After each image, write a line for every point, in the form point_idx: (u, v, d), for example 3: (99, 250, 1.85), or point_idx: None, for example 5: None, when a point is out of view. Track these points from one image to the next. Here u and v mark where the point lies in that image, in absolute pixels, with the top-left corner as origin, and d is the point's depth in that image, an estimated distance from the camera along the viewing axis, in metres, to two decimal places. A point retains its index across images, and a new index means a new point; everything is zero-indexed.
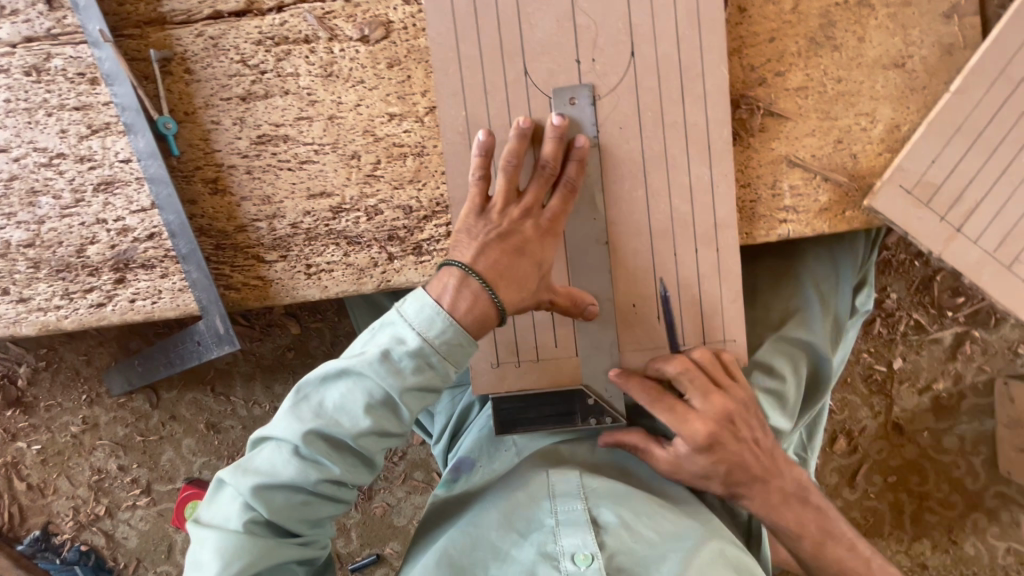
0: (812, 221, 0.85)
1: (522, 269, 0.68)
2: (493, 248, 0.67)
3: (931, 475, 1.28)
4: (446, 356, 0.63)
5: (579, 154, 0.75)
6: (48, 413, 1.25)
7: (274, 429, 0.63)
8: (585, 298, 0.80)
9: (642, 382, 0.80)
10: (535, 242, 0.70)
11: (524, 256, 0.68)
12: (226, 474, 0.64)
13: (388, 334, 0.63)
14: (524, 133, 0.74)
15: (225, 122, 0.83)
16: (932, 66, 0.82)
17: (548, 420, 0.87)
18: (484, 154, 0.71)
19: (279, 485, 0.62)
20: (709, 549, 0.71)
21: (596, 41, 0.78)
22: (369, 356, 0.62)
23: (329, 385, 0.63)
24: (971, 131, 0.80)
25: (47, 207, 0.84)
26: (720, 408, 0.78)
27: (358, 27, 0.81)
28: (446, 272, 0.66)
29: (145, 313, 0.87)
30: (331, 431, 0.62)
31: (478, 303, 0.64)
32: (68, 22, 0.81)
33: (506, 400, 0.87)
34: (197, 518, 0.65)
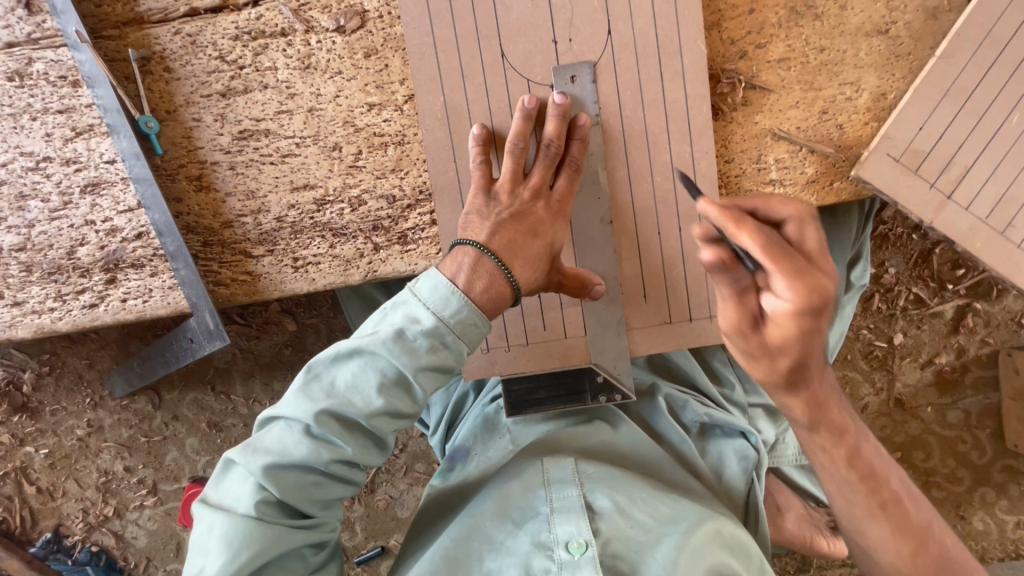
0: (800, 194, 0.84)
1: (505, 249, 0.68)
2: (506, 227, 0.69)
3: (937, 450, 1.27)
4: (460, 336, 0.63)
5: (582, 132, 0.76)
6: (54, 417, 1.27)
7: (284, 408, 0.63)
8: (592, 278, 0.79)
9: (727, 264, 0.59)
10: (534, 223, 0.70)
11: (537, 237, 0.71)
12: (236, 454, 0.63)
13: (401, 313, 0.63)
14: (529, 113, 0.75)
15: (206, 119, 0.83)
16: (916, 31, 0.81)
17: (558, 398, 0.87)
18: (480, 145, 0.76)
19: (290, 464, 0.62)
20: (705, 531, 0.71)
21: (572, 20, 0.78)
22: (382, 335, 0.62)
23: (340, 365, 0.63)
24: (958, 96, 0.79)
25: (36, 211, 0.85)
26: None
27: (333, 18, 0.81)
28: (461, 251, 0.67)
29: (137, 312, 0.87)
30: (343, 410, 0.61)
31: (494, 282, 0.65)
32: (47, 26, 0.82)
33: (514, 381, 0.86)
34: (205, 499, 0.65)
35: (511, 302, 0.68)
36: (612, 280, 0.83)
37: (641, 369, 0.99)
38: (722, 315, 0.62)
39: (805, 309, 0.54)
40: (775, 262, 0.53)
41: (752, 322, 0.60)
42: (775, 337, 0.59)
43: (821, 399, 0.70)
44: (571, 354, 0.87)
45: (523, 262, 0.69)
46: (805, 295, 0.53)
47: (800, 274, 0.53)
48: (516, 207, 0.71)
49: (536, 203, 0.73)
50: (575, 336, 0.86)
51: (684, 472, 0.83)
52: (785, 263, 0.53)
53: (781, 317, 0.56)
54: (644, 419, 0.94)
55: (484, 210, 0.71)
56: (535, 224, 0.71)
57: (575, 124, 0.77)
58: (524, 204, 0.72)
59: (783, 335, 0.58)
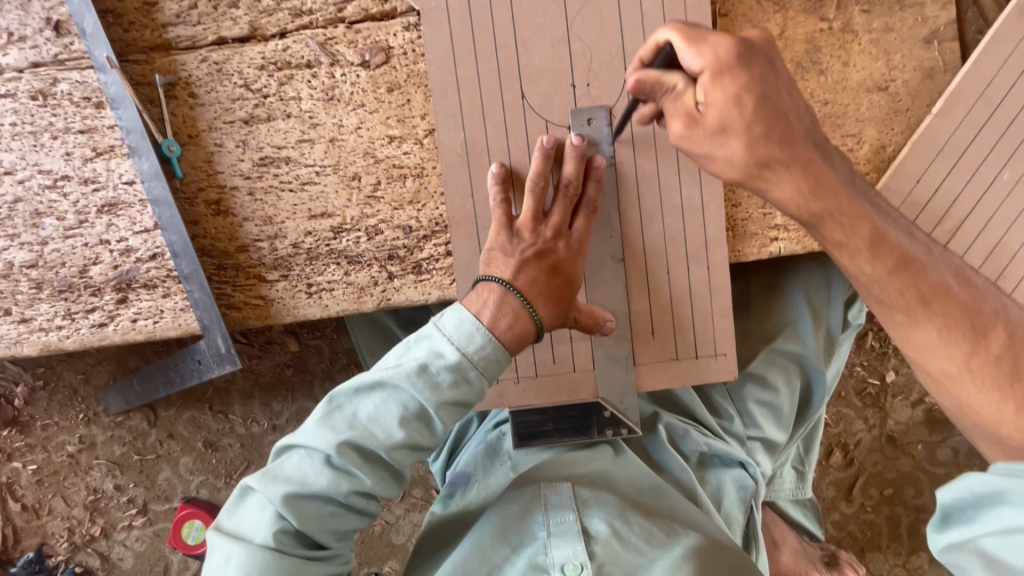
0: (803, 239, 0.87)
1: (527, 287, 0.70)
2: (530, 266, 0.71)
3: (926, 487, 1.30)
4: (482, 372, 0.64)
5: (598, 173, 0.79)
6: (45, 432, 1.25)
7: (305, 436, 0.63)
8: (604, 315, 0.81)
9: (671, 106, 0.66)
10: (564, 262, 0.74)
11: (559, 276, 0.73)
12: (254, 481, 0.63)
13: (425, 347, 0.64)
14: (548, 152, 0.77)
15: (228, 144, 0.85)
16: (914, 89, 0.85)
17: (565, 431, 0.89)
18: (498, 184, 0.79)
19: (310, 494, 0.62)
20: (700, 555, 0.73)
21: (589, 66, 0.81)
22: (406, 367, 0.63)
23: (362, 397, 0.63)
24: (953, 152, 0.83)
25: (51, 229, 0.85)
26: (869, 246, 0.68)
27: (359, 53, 0.83)
28: (486, 288, 0.70)
29: (147, 333, 0.87)
30: (364, 442, 0.62)
31: (518, 320, 0.68)
32: (74, 48, 0.83)
33: (523, 413, 0.88)
34: (220, 527, 0.65)
35: (534, 339, 0.69)
36: (623, 316, 0.85)
37: (645, 401, 0.99)
38: (673, 131, 0.67)
39: (721, 65, 0.61)
40: (683, 36, 0.61)
41: (692, 125, 0.65)
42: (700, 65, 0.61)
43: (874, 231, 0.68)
44: (581, 388, 0.88)
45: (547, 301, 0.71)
46: (716, 54, 0.61)
47: (700, 43, 0.61)
48: (537, 244, 0.73)
49: (553, 240, 0.75)
50: (582, 370, 0.88)
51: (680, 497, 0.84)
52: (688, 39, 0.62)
53: (704, 84, 0.62)
54: (644, 448, 0.95)
55: (508, 247, 0.73)
56: (553, 262, 0.73)
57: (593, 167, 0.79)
58: (543, 241, 0.74)
59: (725, 113, 0.64)
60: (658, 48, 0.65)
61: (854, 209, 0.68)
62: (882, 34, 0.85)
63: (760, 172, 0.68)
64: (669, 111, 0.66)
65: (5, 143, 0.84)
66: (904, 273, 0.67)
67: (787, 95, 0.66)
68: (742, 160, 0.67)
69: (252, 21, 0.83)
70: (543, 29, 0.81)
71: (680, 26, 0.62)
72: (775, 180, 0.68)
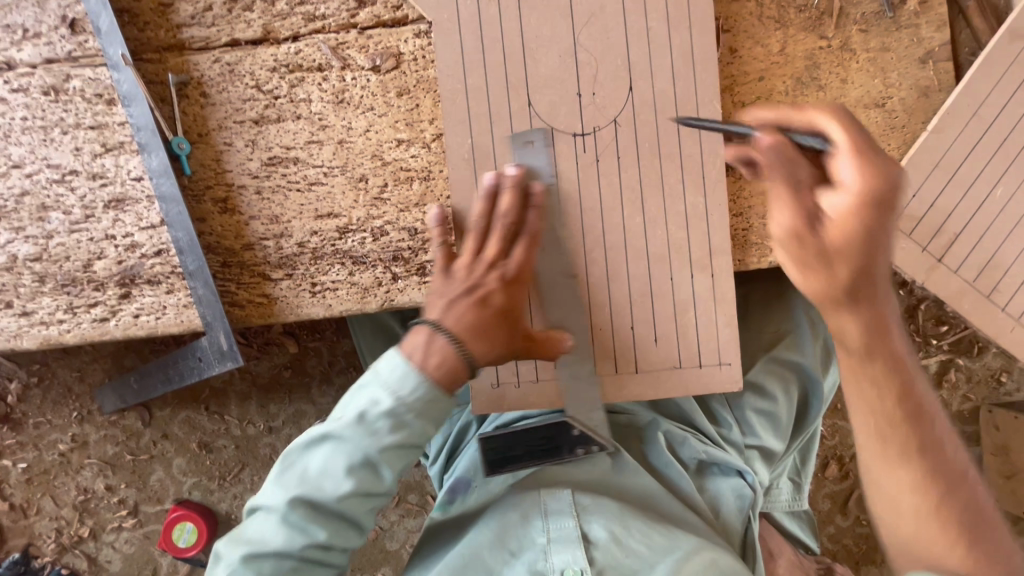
0: None
1: (459, 331, 0.68)
2: (460, 304, 0.69)
3: None
4: (452, 382, 0.68)
5: (537, 200, 0.74)
6: (37, 430, 1.23)
7: (308, 447, 0.68)
8: (561, 337, 0.79)
9: (781, 198, 0.59)
10: (501, 293, 0.71)
11: (494, 312, 0.70)
12: (261, 494, 0.67)
13: (368, 396, 0.67)
14: (492, 188, 0.74)
15: (237, 144, 0.86)
16: (910, 106, 0.87)
17: (534, 455, 0.87)
18: (442, 223, 0.72)
19: (313, 498, 0.65)
20: (698, 560, 0.74)
21: (595, 76, 0.83)
22: (346, 420, 0.66)
23: (349, 411, 0.67)
24: (948, 168, 0.85)
25: (57, 222, 0.86)
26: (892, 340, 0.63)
27: (370, 57, 0.85)
28: (417, 329, 0.69)
29: (149, 328, 0.87)
30: (358, 446, 0.65)
31: (446, 358, 0.67)
32: (88, 45, 0.84)
33: (494, 438, 0.87)
34: (233, 536, 0.68)
35: (465, 376, 0.68)
36: (625, 322, 0.86)
37: (644, 408, 0.99)
38: (773, 199, 0.60)
39: (849, 232, 0.57)
40: (851, 144, 0.57)
41: (794, 236, 0.59)
42: (842, 196, 0.57)
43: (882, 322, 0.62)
44: (581, 395, 0.87)
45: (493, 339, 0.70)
46: (867, 178, 0.56)
47: (868, 162, 0.56)
48: (471, 284, 0.70)
49: (488, 277, 0.71)
50: (584, 376, 0.86)
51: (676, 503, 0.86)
52: (858, 137, 0.58)
53: (835, 208, 0.57)
54: (643, 455, 0.96)
55: (441, 292, 0.70)
56: (486, 300, 0.70)
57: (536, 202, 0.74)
58: (479, 278, 0.71)
59: (843, 240, 0.57)
60: (792, 130, 0.63)
61: (885, 307, 0.61)
62: (879, 53, 0.87)
63: (820, 258, 0.58)
64: (770, 186, 0.60)
65: (15, 136, 0.85)
66: (907, 403, 0.64)
67: (868, 219, 0.57)
68: (796, 255, 0.59)
69: (265, 24, 0.85)
70: (551, 39, 0.83)
71: (847, 120, 0.59)
72: (822, 256, 0.58)
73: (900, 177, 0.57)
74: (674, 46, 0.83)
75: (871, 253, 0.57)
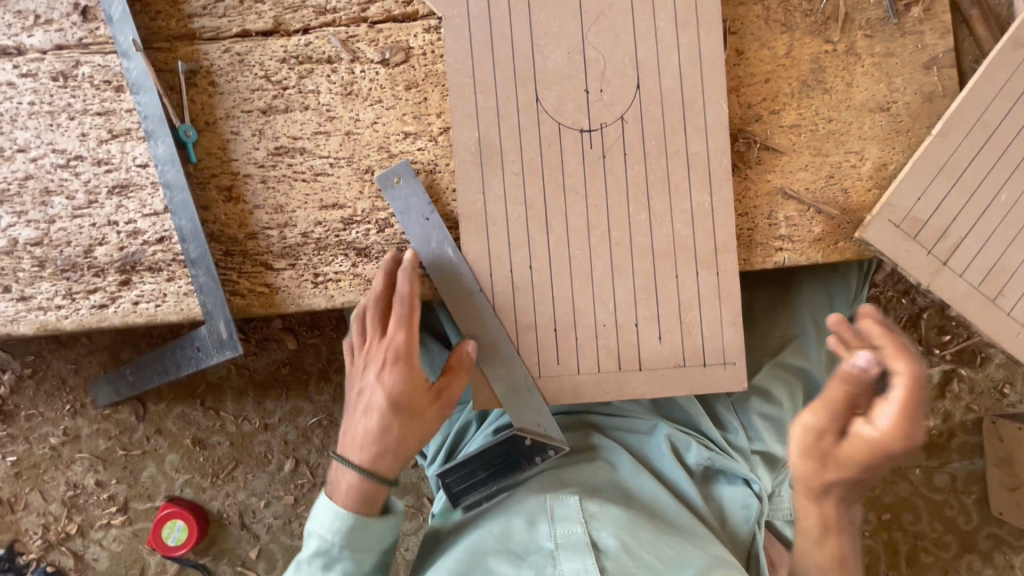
0: (807, 251, 0.88)
1: (366, 452, 0.82)
2: (365, 417, 0.84)
3: (924, 513, 1.29)
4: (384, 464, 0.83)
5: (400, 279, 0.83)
6: (28, 423, 1.21)
7: None
8: (462, 355, 0.84)
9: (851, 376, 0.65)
10: (405, 386, 0.83)
11: (399, 412, 0.82)
12: None
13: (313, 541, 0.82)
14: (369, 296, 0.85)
15: (244, 133, 0.86)
16: (914, 111, 0.88)
17: (499, 473, 0.86)
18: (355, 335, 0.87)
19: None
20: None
21: (603, 74, 0.83)
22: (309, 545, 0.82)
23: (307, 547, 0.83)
24: (953, 172, 0.85)
25: (59, 207, 0.85)
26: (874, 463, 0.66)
27: (379, 51, 0.86)
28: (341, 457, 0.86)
29: (148, 316, 0.86)
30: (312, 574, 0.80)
31: (354, 483, 0.82)
32: (99, 33, 0.85)
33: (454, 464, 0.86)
34: None
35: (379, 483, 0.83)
36: (630, 320, 0.85)
37: (645, 411, 0.97)
38: (812, 412, 0.68)
39: (882, 441, 0.63)
40: (913, 385, 0.61)
41: (824, 409, 0.67)
42: (872, 431, 0.64)
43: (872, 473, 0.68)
44: (583, 392, 0.85)
45: (403, 439, 0.83)
46: (900, 434, 0.62)
47: (913, 427, 0.62)
48: (372, 397, 0.84)
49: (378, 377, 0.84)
50: (588, 374, 0.85)
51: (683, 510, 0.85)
52: (914, 394, 0.62)
53: (880, 421, 0.64)
54: (645, 457, 0.94)
55: (356, 400, 0.86)
56: (384, 405, 0.83)
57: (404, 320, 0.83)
58: (399, 375, 0.83)
59: (850, 456, 0.66)
60: (876, 355, 0.65)
61: (894, 450, 0.64)
62: (883, 59, 0.88)
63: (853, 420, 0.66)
64: (834, 389, 0.66)
65: (21, 121, 0.85)
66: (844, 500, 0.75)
67: (861, 453, 0.66)
68: (836, 447, 0.68)
69: (277, 16, 0.86)
70: (559, 37, 0.83)
71: (923, 385, 0.62)
72: (841, 453, 0.67)
73: (920, 443, 0.63)
74: (681, 46, 0.84)
75: (871, 469, 0.67)
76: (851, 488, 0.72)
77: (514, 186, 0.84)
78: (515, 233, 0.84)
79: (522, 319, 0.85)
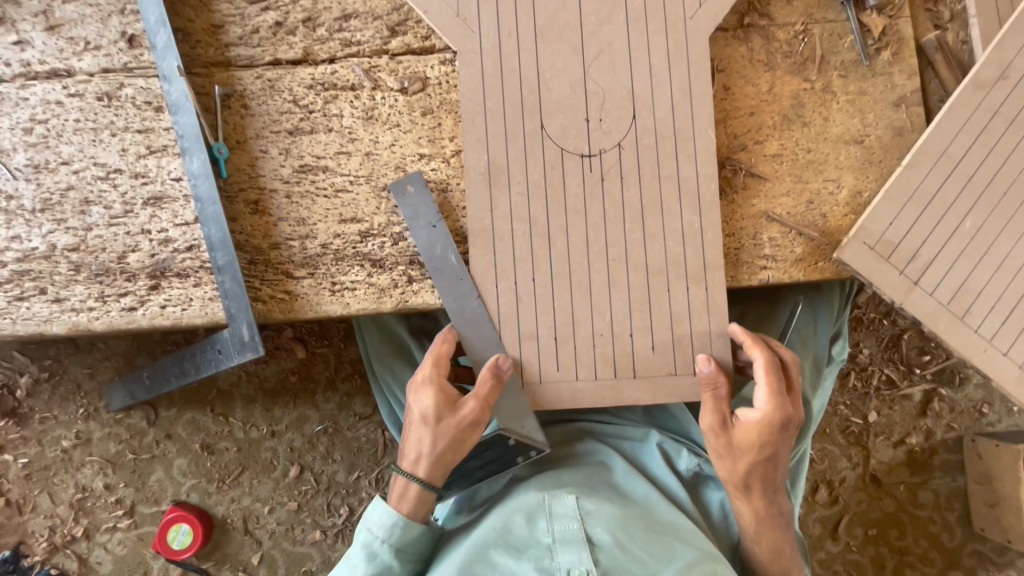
0: (789, 269, 0.95)
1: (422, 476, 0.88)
2: (420, 446, 0.87)
3: (909, 529, 1.33)
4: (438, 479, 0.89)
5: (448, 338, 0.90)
6: (42, 425, 1.25)
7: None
8: (495, 371, 0.87)
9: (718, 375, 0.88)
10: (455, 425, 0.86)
11: (451, 444, 0.86)
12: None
13: (370, 537, 0.87)
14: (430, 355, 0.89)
15: (272, 151, 0.93)
16: (886, 144, 0.97)
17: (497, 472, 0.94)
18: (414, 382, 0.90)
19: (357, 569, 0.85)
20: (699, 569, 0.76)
21: (603, 105, 0.92)
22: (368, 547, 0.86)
23: (364, 548, 0.86)
24: (922, 199, 0.93)
25: (97, 216, 0.92)
26: (765, 440, 0.87)
27: (399, 80, 0.94)
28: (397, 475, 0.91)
29: (174, 319, 0.91)
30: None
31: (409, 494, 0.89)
32: (144, 59, 0.93)
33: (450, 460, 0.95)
34: None
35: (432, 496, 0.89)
36: (626, 330, 0.91)
37: (638, 422, 1.03)
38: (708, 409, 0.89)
39: (764, 417, 0.86)
40: (768, 370, 0.87)
41: (716, 402, 0.89)
42: (755, 413, 0.87)
43: (769, 453, 0.87)
44: (581, 398, 0.91)
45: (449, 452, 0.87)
46: (771, 407, 0.86)
47: (778, 397, 0.86)
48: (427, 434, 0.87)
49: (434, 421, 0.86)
50: (585, 381, 0.91)
51: (676, 511, 0.88)
52: (773, 377, 0.87)
53: (759, 400, 0.87)
54: (640, 463, 0.99)
55: (411, 434, 0.89)
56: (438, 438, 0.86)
57: (438, 351, 0.89)
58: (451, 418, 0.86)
59: (746, 438, 0.87)
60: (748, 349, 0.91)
61: (778, 422, 0.86)
62: (857, 96, 0.97)
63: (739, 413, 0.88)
64: (704, 395, 0.89)
65: (66, 136, 0.92)
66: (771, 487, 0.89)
67: (756, 432, 0.86)
68: (739, 434, 0.87)
69: (306, 47, 0.94)
70: (564, 71, 0.92)
71: (776, 365, 0.87)
72: (742, 435, 0.87)
73: (790, 411, 0.87)
74: (674, 82, 0.92)
75: (771, 445, 0.87)
76: (768, 468, 0.88)
77: (519, 204, 0.91)
78: (520, 248, 0.91)
79: (525, 328, 0.90)
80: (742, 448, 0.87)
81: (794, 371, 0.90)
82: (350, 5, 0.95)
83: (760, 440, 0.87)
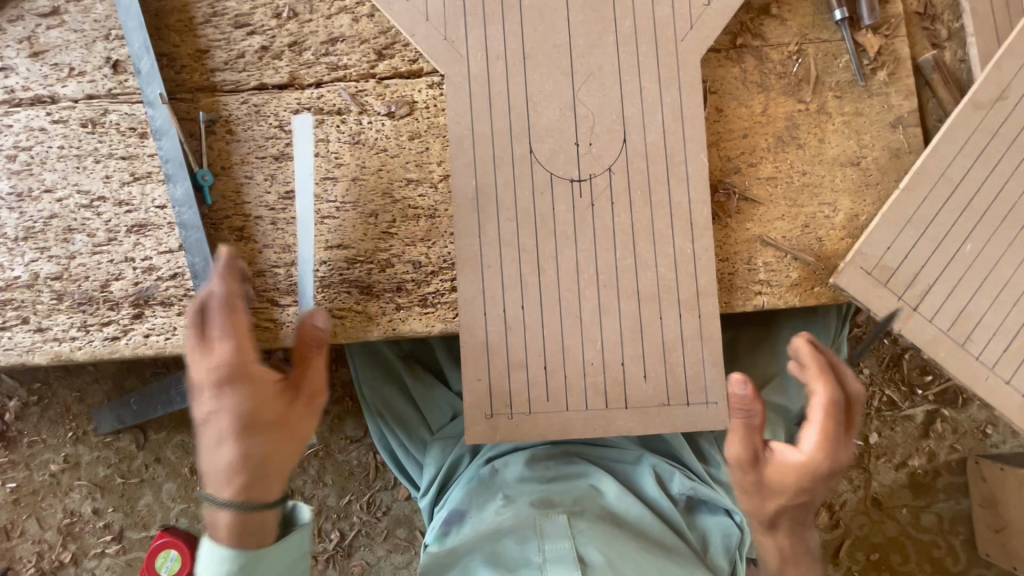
0: (785, 294, 0.93)
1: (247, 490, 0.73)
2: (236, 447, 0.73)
3: (912, 553, 1.30)
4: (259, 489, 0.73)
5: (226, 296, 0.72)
6: (30, 449, 1.24)
7: None
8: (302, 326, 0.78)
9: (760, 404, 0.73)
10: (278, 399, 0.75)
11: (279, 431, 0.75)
12: None
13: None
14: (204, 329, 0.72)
15: (257, 177, 0.92)
16: (883, 166, 0.95)
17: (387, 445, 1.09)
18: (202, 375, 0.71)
19: None
20: None
21: (593, 128, 0.90)
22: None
23: None
24: (920, 223, 0.91)
25: (80, 244, 0.90)
26: (803, 486, 0.74)
27: (386, 104, 0.93)
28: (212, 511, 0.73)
29: (157, 349, 0.90)
30: None
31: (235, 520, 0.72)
32: (128, 84, 0.92)
33: None
34: None
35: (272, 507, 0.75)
36: (616, 359, 0.89)
37: (632, 443, 1.01)
38: (735, 439, 0.75)
39: (811, 464, 0.71)
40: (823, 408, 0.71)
41: (750, 433, 0.74)
42: (798, 455, 0.72)
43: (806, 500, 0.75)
44: (572, 429, 0.89)
45: (268, 441, 0.73)
46: (820, 453, 0.71)
47: (830, 442, 0.71)
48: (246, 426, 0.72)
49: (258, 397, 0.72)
50: (575, 410, 0.89)
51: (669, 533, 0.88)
52: (831, 419, 0.71)
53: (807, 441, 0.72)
54: (633, 486, 0.97)
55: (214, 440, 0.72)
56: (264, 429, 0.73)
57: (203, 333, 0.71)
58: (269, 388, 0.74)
59: (782, 480, 0.74)
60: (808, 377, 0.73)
61: (826, 471, 0.72)
62: (853, 117, 0.95)
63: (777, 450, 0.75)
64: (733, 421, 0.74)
65: (50, 163, 0.91)
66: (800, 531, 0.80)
67: (795, 476, 0.73)
68: (773, 472, 0.74)
69: (292, 71, 0.93)
70: (552, 94, 0.90)
71: (830, 402, 0.71)
72: (775, 474, 0.74)
73: (843, 459, 0.72)
74: (665, 104, 0.91)
75: (806, 490, 0.74)
76: (802, 513, 0.77)
77: (508, 230, 0.89)
78: (508, 275, 0.89)
79: (513, 357, 0.89)
80: (772, 490, 0.75)
81: (857, 407, 0.74)
82: (337, 28, 0.94)
83: (802, 486, 0.74)
